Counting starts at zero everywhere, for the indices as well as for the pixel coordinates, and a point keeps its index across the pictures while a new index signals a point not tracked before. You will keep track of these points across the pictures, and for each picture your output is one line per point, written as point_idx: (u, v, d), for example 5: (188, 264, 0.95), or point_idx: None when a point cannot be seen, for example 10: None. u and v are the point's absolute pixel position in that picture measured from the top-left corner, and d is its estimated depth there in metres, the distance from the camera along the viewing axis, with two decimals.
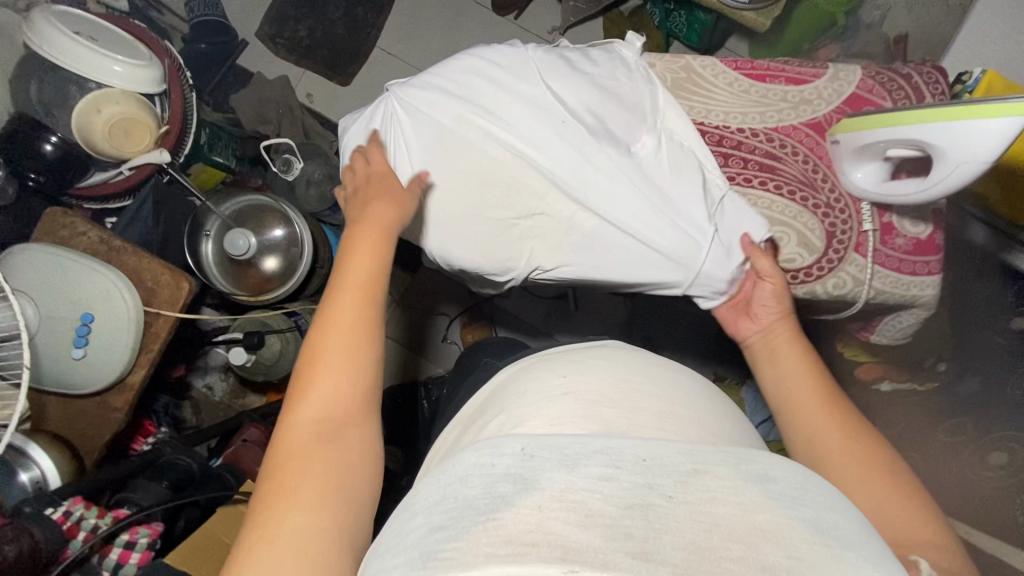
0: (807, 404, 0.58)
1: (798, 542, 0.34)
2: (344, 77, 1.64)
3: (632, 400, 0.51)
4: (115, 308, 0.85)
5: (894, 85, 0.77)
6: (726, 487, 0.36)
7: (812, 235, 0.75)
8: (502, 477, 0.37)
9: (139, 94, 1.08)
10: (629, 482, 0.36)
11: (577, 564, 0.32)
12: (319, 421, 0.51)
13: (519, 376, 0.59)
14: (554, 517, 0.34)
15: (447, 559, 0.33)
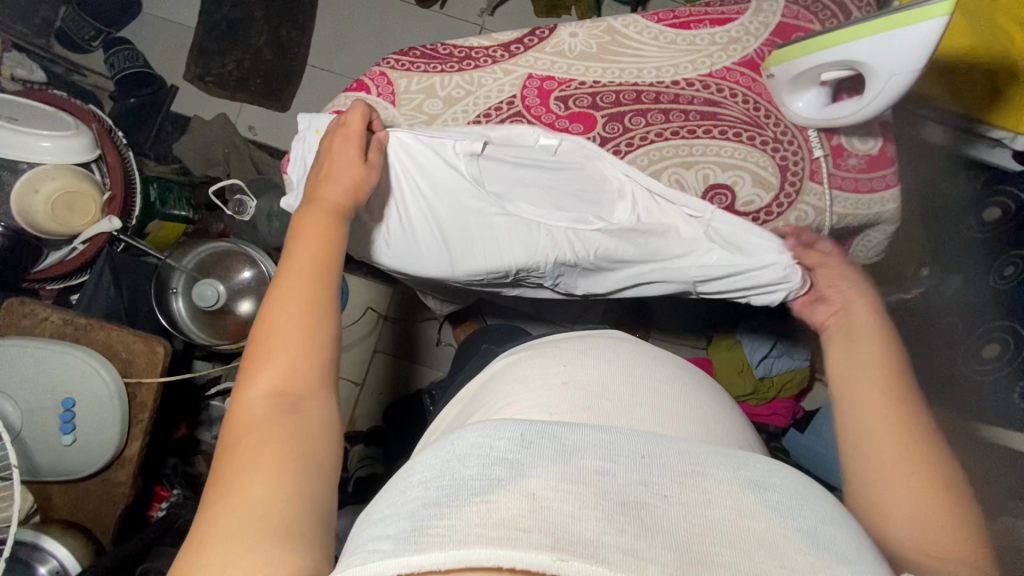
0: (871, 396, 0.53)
1: (796, 556, 0.33)
2: (282, 103, 1.60)
3: (628, 391, 0.54)
4: (95, 388, 0.84)
5: (820, 7, 0.76)
6: (726, 492, 0.37)
7: (766, 172, 0.74)
8: (497, 460, 0.37)
9: (74, 165, 1.06)
10: (625, 478, 0.37)
11: (565, 553, 0.32)
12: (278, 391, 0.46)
13: (516, 366, 0.61)
14: (550, 500, 0.35)
15: (436, 536, 0.33)
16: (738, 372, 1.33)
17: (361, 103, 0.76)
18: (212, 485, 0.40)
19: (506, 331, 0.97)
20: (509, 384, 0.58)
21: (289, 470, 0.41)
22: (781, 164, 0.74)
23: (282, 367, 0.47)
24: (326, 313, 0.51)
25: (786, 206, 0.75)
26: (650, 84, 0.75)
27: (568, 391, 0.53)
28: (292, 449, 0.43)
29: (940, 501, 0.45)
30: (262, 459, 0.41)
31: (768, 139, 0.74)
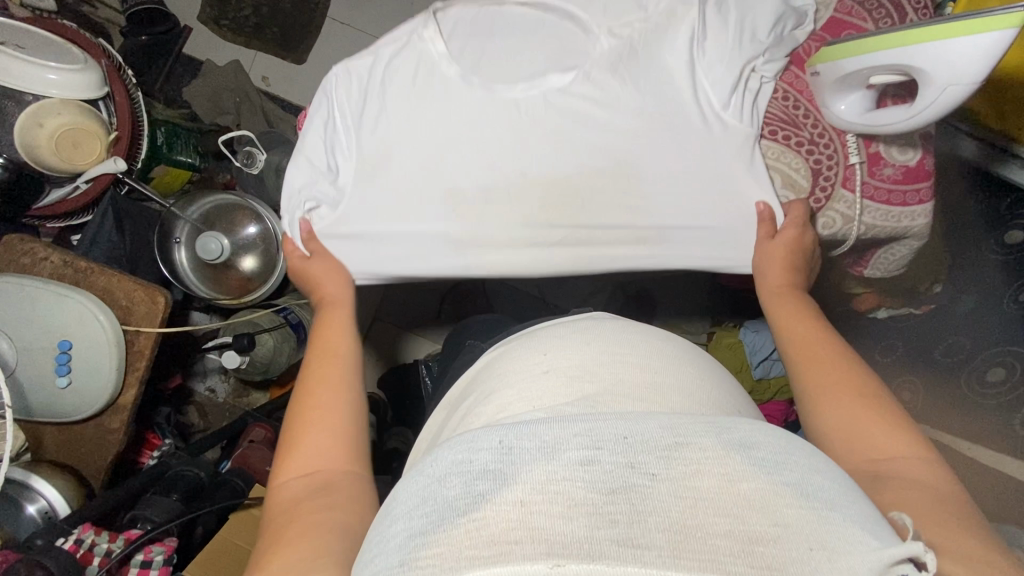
0: (842, 412, 0.53)
1: (785, 510, 0.33)
2: (298, 54, 1.55)
3: (610, 371, 0.53)
4: (93, 334, 0.83)
5: (874, 5, 0.71)
6: (710, 458, 0.35)
7: (798, 174, 0.72)
8: (480, 474, 0.35)
9: (81, 101, 1.02)
10: (610, 463, 0.35)
11: (562, 558, 0.31)
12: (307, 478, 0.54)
13: (503, 358, 0.61)
14: (537, 507, 0.33)
15: (427, 567, 0.32)
16: (735, 372, 1.32)
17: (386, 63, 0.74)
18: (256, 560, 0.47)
19: (485, 327, 0.97)
20: (505, 376, 0.57)
21: (321, 532, 0.47)
22: (814, 168, 0.72)
23: (309, 462, 0.55)
24: (341, 423, 0.58)
25: (815, 212, 0.73)
26: None
27: (549, 380, 0.53)
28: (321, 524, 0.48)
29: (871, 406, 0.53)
30: (293, 535, 0.47)
31: (804, 140, 0.72)
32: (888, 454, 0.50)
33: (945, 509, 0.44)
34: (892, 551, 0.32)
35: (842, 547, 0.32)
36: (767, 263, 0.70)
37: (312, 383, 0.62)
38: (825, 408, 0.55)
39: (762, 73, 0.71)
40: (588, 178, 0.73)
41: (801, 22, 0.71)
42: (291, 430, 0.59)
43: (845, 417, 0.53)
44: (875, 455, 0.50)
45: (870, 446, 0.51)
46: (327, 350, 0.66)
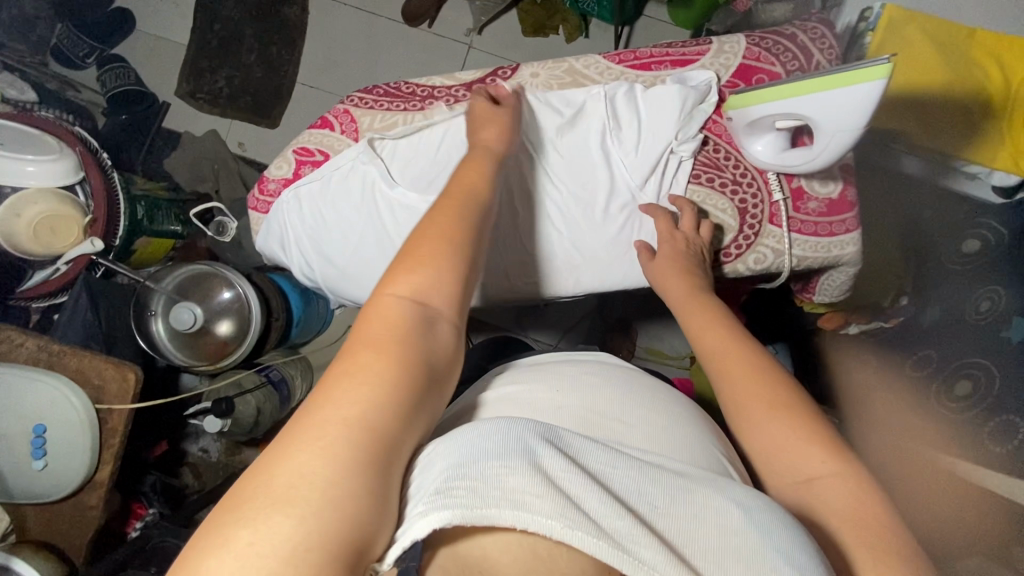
0: (774, 428, 0.54)
1: (759, 563, 0.37)
2: (271, 119, 1.62)
3: (615, 417, 0.57)
4: (66, 415, 0.86)
5: (782, 49, 0.74)
6: (714, 493, 0.41)
7: (724, 214, 0.75)
8: (520, 435, 0.40)
9: (58, 188, 1.08)
10: (628, 477, 0.41)
11: (574, 521, 0.36)
12: (413, 305, 0.48)
13: (508, 379, 0.65)
14: (562, 477, 0.38)
15: (460, 494, 0.36)
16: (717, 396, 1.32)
17: (325, 139, 0.78)
18: (325, 374, 0.43)
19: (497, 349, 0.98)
20: (494, 400, 0.61)
21: (389, 395, 0.42)
22: (740, 207, 0.74)
23: (423, 288, 0.50)
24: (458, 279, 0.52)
25: (745, 248, 0.75)
26: None
27: (556, 414, 0.57)
28: (398, 383, 0.43)
29: (807, 422, 0.54)
30: (367, 371, 0.43)
31: (728, 181, 0.74)
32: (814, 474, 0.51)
33: (871, 528, 0.47)
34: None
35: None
36: (662, 276, 0.70)
37: (429, 228, 0.54)
38: (757, 426, 0.55)
39: (679, 153, 0.74)
40: (521, 269, 0.77)
41: (704, 95, 0.73)
42: (410, 246, 0.52)
43: (781, 439, 0.54)
44: (804, 475, 0.52)
45: (799, 464, 0.52)
46: (453, 196, 0.57)
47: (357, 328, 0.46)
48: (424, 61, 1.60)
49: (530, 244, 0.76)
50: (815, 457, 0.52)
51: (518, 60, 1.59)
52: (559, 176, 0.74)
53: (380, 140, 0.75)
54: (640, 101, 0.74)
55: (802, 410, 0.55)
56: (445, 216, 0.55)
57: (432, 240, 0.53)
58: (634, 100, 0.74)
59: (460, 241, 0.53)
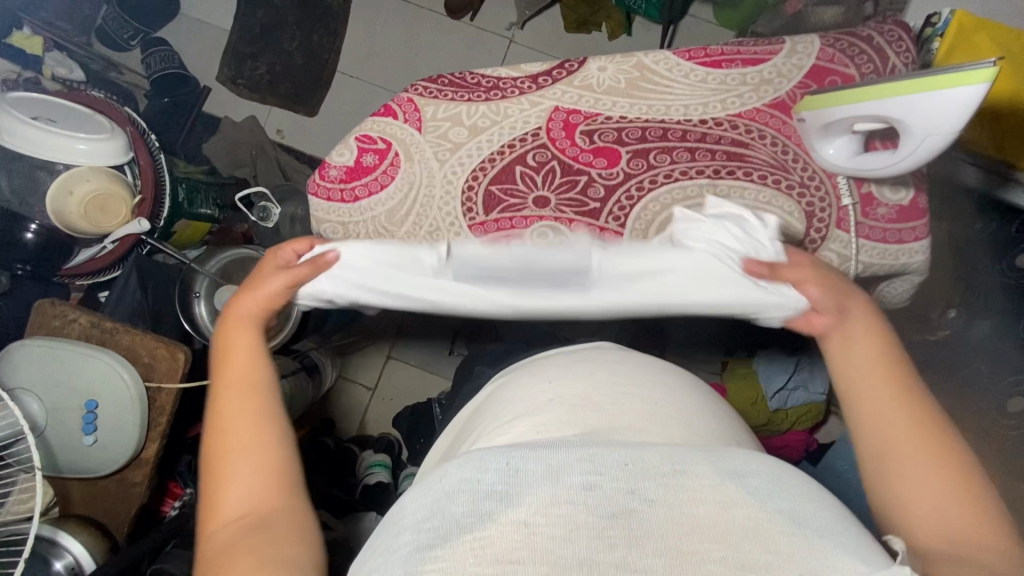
0: (906, 472, 0.48)
1: (775, 538, 0.35)
2: (310, 107, 1.62)
3: (620, 404, 0.53)
4: (116, 391, 0.87)
5: (856, 51, 0.73)
6: (705, 487, 0.38)
7: (792, 216, 0.73)
8: (487, 494, 0.38)
9: (108, 168, 1.09)
10: (611, 489, 0.38)
11: (558, 568, 0.34)
12: (241, 513, 0.47)
13: (506, 388, 0.62)
14: (541, 527, 0.36)
15: (433, 574, 0.34)
16: (750, 402, 1.30)
17: (388, 128, 0.78)
18: None
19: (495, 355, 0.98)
20: (517, 394, 0.58)
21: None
22: (807, 211, 0.73)
23: (240, 492, 0.49)
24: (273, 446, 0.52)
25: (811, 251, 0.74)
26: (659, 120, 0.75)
27: (554, 406, 0.53)
28: (263, 566, 0.43)
29: (959, 476, 0.47)
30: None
31: (795, 184, 0.73)
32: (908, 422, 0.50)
33: (944, 464, 0.47)
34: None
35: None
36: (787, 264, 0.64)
37: (225, 429, 0.53)
38: (853, 384, 0.55)
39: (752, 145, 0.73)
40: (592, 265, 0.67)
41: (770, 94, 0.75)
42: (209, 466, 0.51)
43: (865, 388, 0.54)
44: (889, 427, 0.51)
45: (880, 410, 0.52)
46: (238, 307, 0.63)
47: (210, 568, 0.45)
48: (465, 54, 1.60)
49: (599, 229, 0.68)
50: (966, 518, 0.45)
51: (560, 57, 1.58)
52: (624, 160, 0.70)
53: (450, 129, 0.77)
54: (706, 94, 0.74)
55: (957, 458, 0.48)
56: (226, 407, 0.54)
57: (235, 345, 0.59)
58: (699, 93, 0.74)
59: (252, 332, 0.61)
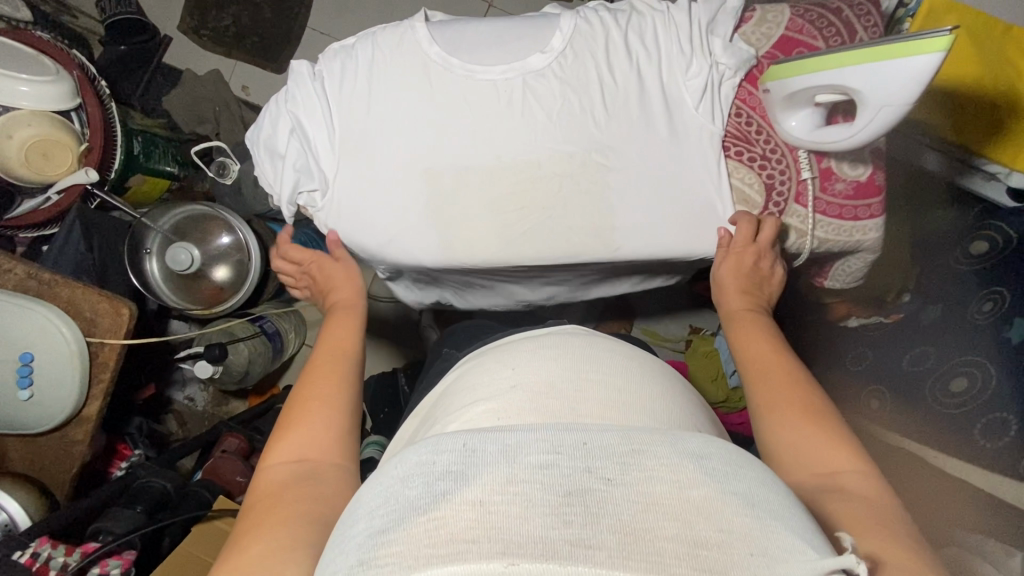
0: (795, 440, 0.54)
1: (729, 517, 0.32)
2: (278, 64, 1.55)
3: (576, 392, 0.52)
4: (54, 345, 0.84)
5: (825, 22, 0.72)
6: (664, 464, 0.35)
7: (751, 189, 0.74)
8: (441, 474, 0.35)
9: (53, 113, 1.03)
10: (568, 468, 0.34)
11: (516, 556, 0.30)
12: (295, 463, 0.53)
13: (472, 373, 0.60)
14: (495, 505, 0.32)
15: (387, 565, 0.31)
16: (710, 380, 1.31)
17: (344, 66, 0.75)
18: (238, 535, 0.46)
19: (460, 337, 0.96)
20: (481, 388, 0.55)
21: (295, 520, 0.46)
22: (767, 184, 0.74)
23: (300, 444, 0.54)
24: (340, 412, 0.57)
25: None
26: (622, 60, 0.73)
27: (517, 395, 0.52)
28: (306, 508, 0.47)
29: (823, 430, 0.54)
30: (276, 514, 0.47)
31: (757, 155, 0.73)
32: (833, 470, 0.51)
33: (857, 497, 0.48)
34: (828, 562, 0.31)
35: (778, 555, 0.31)
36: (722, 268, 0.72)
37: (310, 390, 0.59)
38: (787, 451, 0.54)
39: (716, 71, 0.72)
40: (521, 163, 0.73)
41: (729, 19, 0.73)
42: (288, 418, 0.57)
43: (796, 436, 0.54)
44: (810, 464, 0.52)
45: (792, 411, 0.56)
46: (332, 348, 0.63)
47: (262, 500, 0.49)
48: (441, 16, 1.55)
49: (530, 137, 0.73)
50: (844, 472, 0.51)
51: None
52: (561, 75, 0.72)
53: (407, 45, 0.73)
54: (656, 29, 0.73)
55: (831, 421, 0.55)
56: (311, 377, 0.60)
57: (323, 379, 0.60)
58: (649, 23, 0.73)
59: (349, 378, 0.61)
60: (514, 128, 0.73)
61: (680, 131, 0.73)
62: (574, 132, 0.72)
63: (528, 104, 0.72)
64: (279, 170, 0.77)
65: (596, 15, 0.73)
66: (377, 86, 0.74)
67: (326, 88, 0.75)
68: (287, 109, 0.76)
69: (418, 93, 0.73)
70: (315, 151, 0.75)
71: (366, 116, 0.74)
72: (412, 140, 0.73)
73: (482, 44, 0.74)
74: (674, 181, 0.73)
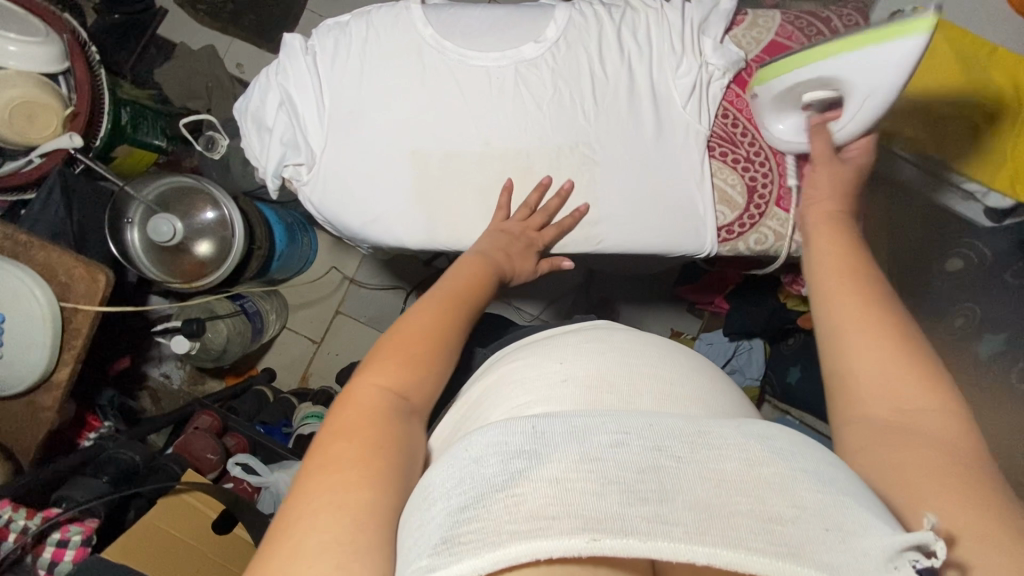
0: (872, 362, 0.47)
1: (802, 492, 0.32)
2: (274, 43, 1.54)
3: (627, 381, 0.51)
4: (27, 306, 0.82)
5: (813, 30, 0.73)
6: (733, 444, 0.35)
7: (733, 191, 0.75)
8: (516, 453, 0.35)
9: (40, 74, 1.02)
10: (639, 446, 0.34)
11: (597, 531, 0.30)
12: (396, 394, 0.47)
13: (517, 361, 0.58)
14: (574, 483, 0.32)
15: (469, 540, 0.31)
16: None
17: (336, 42, 0.75)
18: (321, 459, 0.41)
19: None
20: (532, 377, 0.53)
21: (385, 470, 0.41)
22: (750, 186, 0.75)
23: (406, 376, 0.49)
24: (448, 357, 0.52)
25: (748, 227, 0.76)
26: (616, 52, 0.73)
27: (569, 387, 0.50)
28: (395, 457, 0.43)
29: (910, 355, 0.46)
30: (369, 453, 0.42)
31: (741, 158, 0.75)
32: (915, 408, 0.44)
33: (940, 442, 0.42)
34: (906, 537, 0.31)
35: (861, 533, 0.31)
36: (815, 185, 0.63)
37: (419, 319, 0.53)
38: (856, 366, 0.48)
39: (707, 72, 0.74)
40: (507, 151, 0.74)
41: (720, 21, 0.74)
42: (392, 338, 0.51)
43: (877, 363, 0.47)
44: (889, 400, 0.45)
45: (883, 327, 0.48)
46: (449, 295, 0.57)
47: (342, 426, 0.44)
48: None
49: (520, 126, 0.73)
50: (928, 403, 0.44)
51: None
52: (553, 66, 0.73)
53: (403, 26, 0.74)
54: (651, 25, 0.74)
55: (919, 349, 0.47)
56: (426, 311, 0.54)
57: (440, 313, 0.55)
58: (642, 19, 0.74)
59: (462, 325, 0.55)
60: (505, 117, 0.73)
61: (668, 128, 0.74)
62: (564, 122, 0.73)
63: (520, 92, 0.73)
64: (266, 143, 0.77)
65: (589, 9, 0.74)
66: (370, 64, 0.74)
67: (319, 63, 0.75)
68: (277, 82, 0.75)
69: (411, 75, 0.73)
70: (303, 125, 0.75)
71: (357, 94, 0.74)
72: (403, 121, 0.73)
73: (476, 30, 0.74)
74: (656, 176, 0.74)
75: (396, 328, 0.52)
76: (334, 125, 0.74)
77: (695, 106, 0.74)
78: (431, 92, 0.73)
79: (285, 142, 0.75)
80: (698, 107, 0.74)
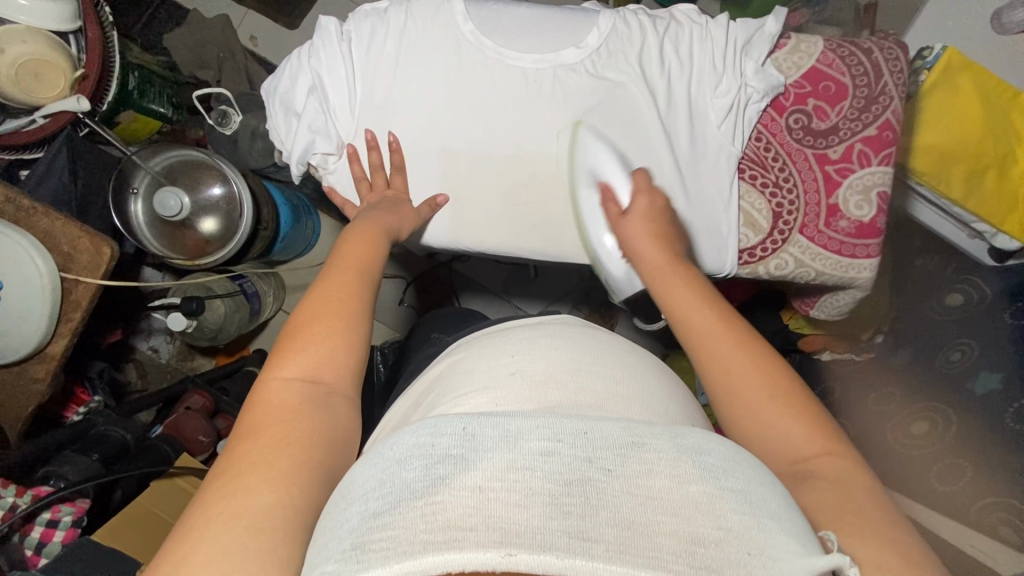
0: (764, 418, 0.48)
1: (727, 513, 0.31)
2: (290, 19, 1.51)
3: (576, 380, 0.50)
4: (26, 275, 0.79)
5: (855, 60, 0.73)
6: (665, 459, 0.33)
7: (759, 214, 0.75)
8: (441, 458, 0.34)
9: (50, 32, 0.97)
10: (570, 457, 0.33)
11: (513, 545, 0.29)
12: (305, 381, 0.49)
13: (466, 357, 0.58)
14: (495, 493, 0.31)
15: (381, 549, 0.30)
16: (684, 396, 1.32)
17: (374, 29, 0.73)
18: (229, 462, 0.43)
19: (448, 322, 0.95)
20: (479, 371, 0.53)
21: (299, 462, 0.43)
22: (775, 210, 0.75)
23: (313, 362, 0.50)
24: (358, 330, 0.53)
25: (770, 252, 0.76)
26: (657, 65, 0.73)
27: (515, 380, 0.50)
28: (311, 444, 0.45)
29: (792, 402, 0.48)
30: (283, 448, 0.44)
31: (770, 182, 0.75)
32: (806, 456, 0.46)
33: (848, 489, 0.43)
34: (819, 561, 0.32)
35: (776, 554, 0.30)
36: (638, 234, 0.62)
37: (324, 296, 0.54)
38: (751, 420, 0.48)
39: (746, 94, 0.73)
40: (539, 154, 0.73)
41: (764, 41, 0.74)
42: (299, 325, 0.52)
43: (765, 411, 0.48)
44: (790, 447, 0.47)
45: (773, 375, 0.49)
46: (346, 268, 0.57)
47: (251, 426, 0.46)
48: None
49: (553, 130, 0.72)
50: (812, 447, 0.46)
51: None
52: (593, 74, 0.72)
53: (444, 18, 0.72)
54: (693, 40, 0.74)
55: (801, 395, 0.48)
56: (328, 290, 0.54)
57: (339, 289, 0.55)
58: (684, 32, 0.74)
59: (365, 299, 0.55)
60: (540, 120, 0.72)
61: (701, 147, 0.74)
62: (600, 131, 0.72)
63: (559, 95, 0.72)
64: (292, 127, 0.75)
65: (632, 18, 0.73)
66: (408, 55, 0.72)
67: (353, 49, 0.73)
68: (310, 65, 0.73)
69: (450, 69, 0.72)
70: (334, 113, 0.73)
71: (393, 86, 0.72)
72: (438, 116, 0.72)
73: (519, 29, 0.72)
74: (688, 193, 0.74)
75: (299, 314, 0.53)
76: (366, 115, 0.73)
77: (731, 126, 0.73)
78: (468, 89, 0.72)
79: (314, 129, 0.73)
80: (734, 127, 0.74)
